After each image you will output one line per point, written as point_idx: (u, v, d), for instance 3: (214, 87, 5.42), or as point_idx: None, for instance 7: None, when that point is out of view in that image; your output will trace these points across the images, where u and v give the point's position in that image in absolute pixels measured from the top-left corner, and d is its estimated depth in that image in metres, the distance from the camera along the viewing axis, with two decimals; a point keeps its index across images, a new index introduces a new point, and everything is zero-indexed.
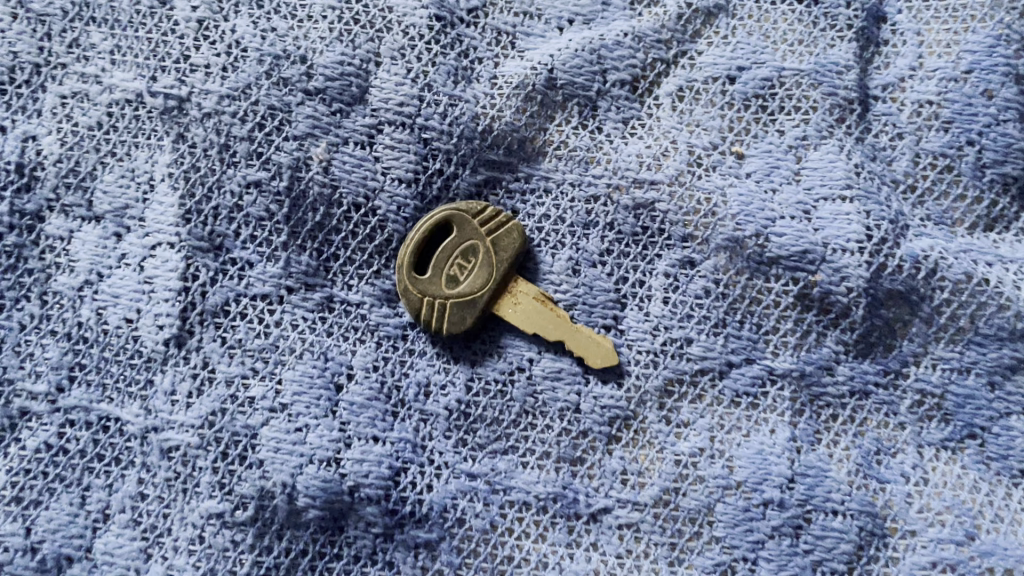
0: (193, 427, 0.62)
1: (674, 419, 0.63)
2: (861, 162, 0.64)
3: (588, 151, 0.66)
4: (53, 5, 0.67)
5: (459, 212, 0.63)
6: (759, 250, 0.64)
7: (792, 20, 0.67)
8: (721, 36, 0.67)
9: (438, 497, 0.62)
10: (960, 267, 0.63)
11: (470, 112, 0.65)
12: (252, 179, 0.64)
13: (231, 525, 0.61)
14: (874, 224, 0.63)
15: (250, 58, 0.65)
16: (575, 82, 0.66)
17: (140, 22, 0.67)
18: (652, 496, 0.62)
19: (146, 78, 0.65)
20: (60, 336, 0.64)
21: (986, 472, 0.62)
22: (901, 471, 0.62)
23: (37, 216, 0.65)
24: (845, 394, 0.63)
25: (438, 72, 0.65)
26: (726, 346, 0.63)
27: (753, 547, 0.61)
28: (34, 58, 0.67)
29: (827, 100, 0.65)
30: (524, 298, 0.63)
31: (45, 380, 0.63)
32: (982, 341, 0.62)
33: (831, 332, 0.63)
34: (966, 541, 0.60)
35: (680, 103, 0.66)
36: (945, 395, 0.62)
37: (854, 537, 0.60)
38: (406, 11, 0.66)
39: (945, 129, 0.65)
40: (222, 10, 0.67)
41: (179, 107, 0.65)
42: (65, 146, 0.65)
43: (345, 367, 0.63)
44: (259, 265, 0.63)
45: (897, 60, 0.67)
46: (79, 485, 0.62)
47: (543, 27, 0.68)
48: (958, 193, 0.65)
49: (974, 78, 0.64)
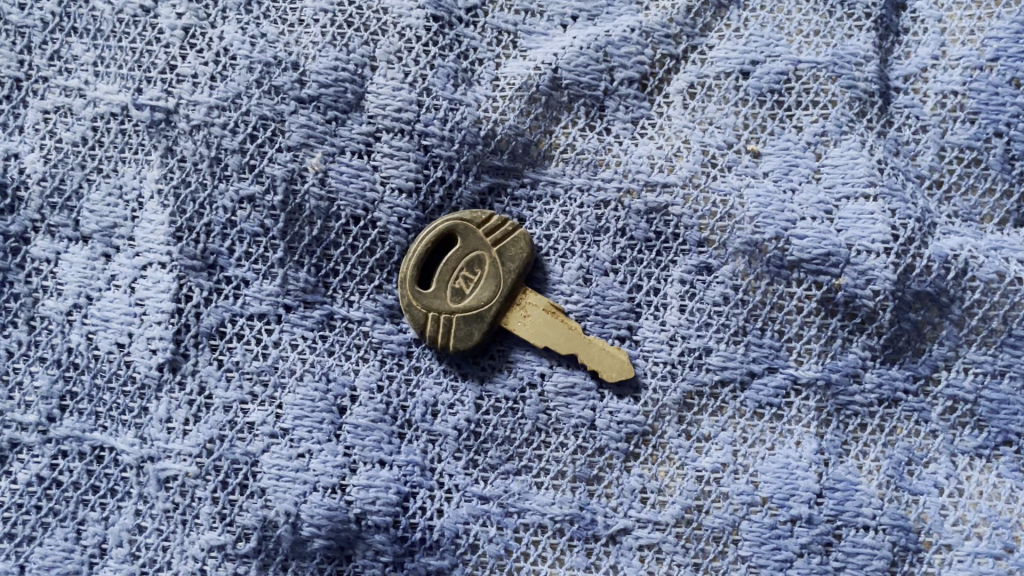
0: (190, 456, 0.58)
1: (694, 434, 0.60)
2: (884, 158, 0.61)
3: (597, 153, 0.63)
4: (32, 16, 0.64)
5: (463, 221, 0.60)
6: (780, 254, 0.60)
7: (808, 11, 0.64)
8: (734, 29, 0.64)
9: (449, 522, 0.59)
10: (992, 265, 0.60)
11: (472, 117, 0.62)
12: (245, 193, 0.60)
13: (233, 557, 0.58)
14: (900, 223, 0.60)
15: (240, 65, 0.62)
16: (580, 82, 0.63)
17: (122, 31, 0.63)
18: (674, 515, 0.59)
19: (131, 90, 0.62)
20: (49, 363, 0.60)
21: (1023, 480, 0.59)
22: (934, 482, 0.59)
23: (22, 238, 0.62)
24: (874, 402, 0.60)
25: (436, 75, 0.62)
26: (747, 355, 0.60)
27: (781, 566, 0.58)
28: (14, 73, 0.63)
29: (847, 93, 0.62)
30: (534, 311, 0.60)
31: (35, 410, 0.60)
32: (1016, 343, 0.60)
33: (857, 337, 0.60)
34: (1004, 555, 0.58)
35: (691, 100, 0.63)
36: (978, 401, 0.60)
37: (887, 554, 0.58)
38: (402, 12, 0.63)
39: (971, 120, 0.62)
40: (209, 16, 0.63)
41: (166, 119, 0.61)
42: (49, 164, 0.62)
43: (348, 388, 0.60)
44: (256, 283, 0.60)
45: (918, 49, 0.64)
46: (74, 519, 0.59)
47: (546, 24, 0.64)
48: (986, 187, 0.62)
49: (1001, 67, 0.62)
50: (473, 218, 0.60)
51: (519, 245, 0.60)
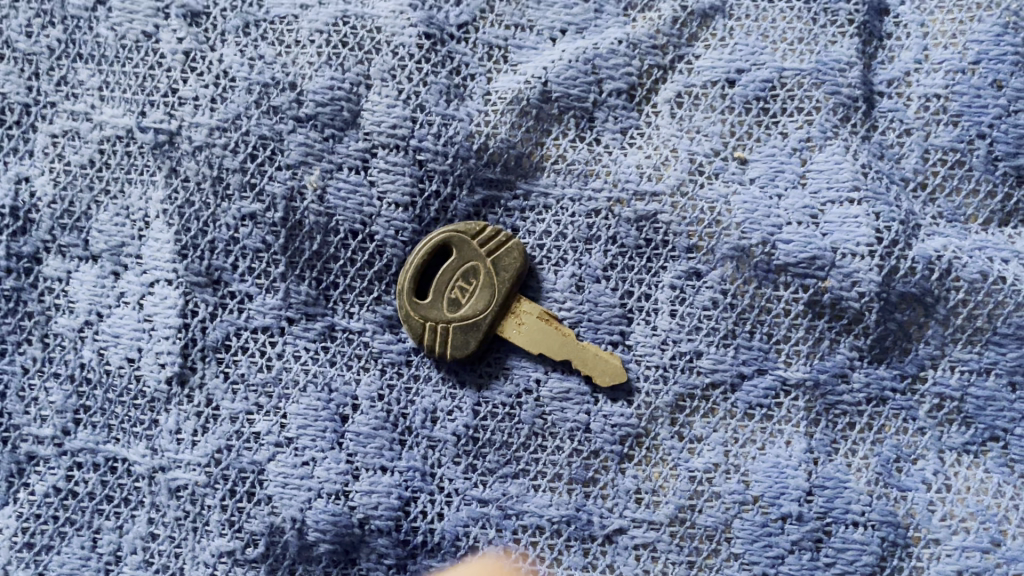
0: (199, 465, 0.61)
1: (686, 435, 0.62)
2: (868, 162, 0.63)
3: (587, 164, 0.64)
4: (39, 43, 0.66)
5: (458, 233, 0.62)
6: (767, 258, 0.62)
7: (791, 20, 0.65)
8: (719, 39, 0.66)
9: (449, 525, 0.61)
10: (976, 265, 0.61)
11: (464, 131, 0.64)
12: (247, 211, 0.63)
13: (242, 562, 0.60)
14: (884, 226, 0.61)
15: (239, 87, 0.64)
16: (569, 94, 0.65)
17: (126, 56, 0.65)
18: (668, 514, 0.61)
19: (135, 113, 0.64)
20: (63, 378, 0.63)
21: (1010, 475, 0.60)
22: (921, 478, 0.61)
23: (34, 259, 0.64)
24: (862, 401, 0.61)
25: (429, 91, 0.64)
26: (737, 357, 0.62)
27: (773, 562, 0.60)
28: (23, 98, 0.66)
29: (831, 99, 0.64)
30: (528, 318, 0.61)
31: (50, 424, 0.62)
32: (1001, 341, 0.61)
33: (844, 338, 0.62)
34: (992, 548, 0.59)
35: (679, 109, 0.65)
36: (964, 398, 0.61)
37: (876, 549, 0.59)
38: (395, 31, 0.65)
39: (954, 123, 0.63)
40: (209, 40, 0.65)
41: (169, 140, 0.64)
42: (58, 187, 0.64)
43: (350, 398, 0.62)
44: (258, 297, 0.62)
45: (902, 53, 0.65)
46: (91, 528, 0.62)
47: (536, 38, 0.66)
48: (970, 188, 0.63)
49: (983, 69, 0.63)
50: (467, 230, 0.62)
51: (512, 256, 0.62)
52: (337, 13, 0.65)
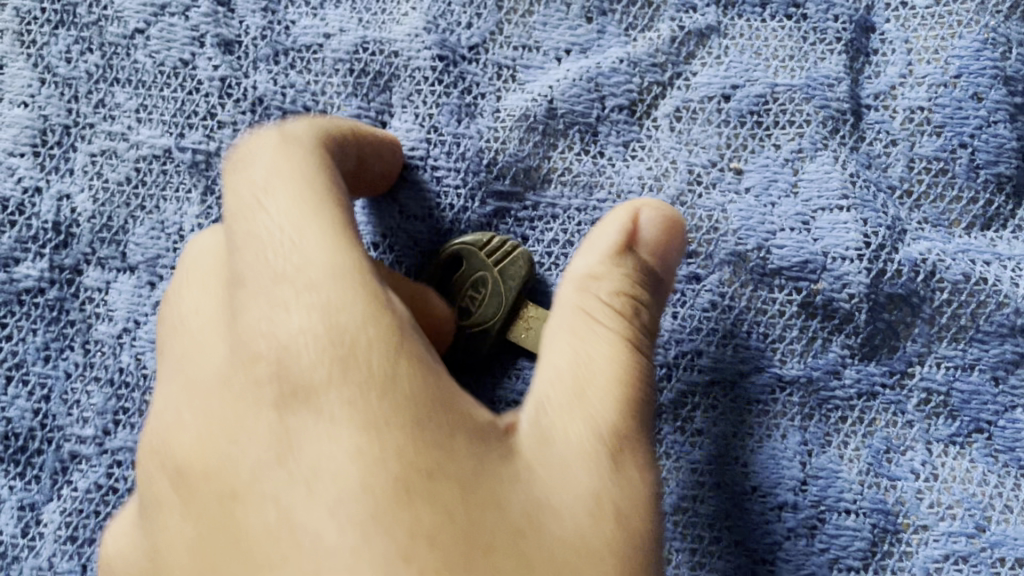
0: None
1: (689, 429, 0.65)
2: (857, 171, 0.67)
3: (591, 176, 0.68)
4: (79, 69, 0.71)
5: (467, 245, 0.66)
6: (761, 262, 0.66)
7: (783, 38, 0.70)
8: (715, 57, 0.70)
9: None
10: (958, 267, 0.66)
11: (474, 147, 0.69)
12: None
13: None
14: (872, 231, 0.66)
15: (273, 113, 0.69)
16: (574, 111, 0.69)
17: (161, 81, 0.70)
18: (672, 505, 0.64)
19: (174, 134, 0.69)
20: (103, 381, 0.67)
21: (995, 465, 0.64)
22: (911, 468, 0.64)
23: (75, 270, 0.68)
24: (853, 396, 0.65)
25: (442, 113, 0.69)
26: (736, 355, 0.66)
27: (770, 549, 0.63)
28: (64, 120, 0.70)
29: (820, 112, 0.68)
30: (536, 324, 0.65)
31: (92, 425, 0.66)
32: (984, 338, 0.65)
33: (836, 337, 0.65)
34: (977, 533, 0.63)
35: (677, 123, 0.69)
36: (950, 392, 0.65)
37: (867, 535, 0.63)
38: (411, 54, 0.70)
39: (937, 133, 0.67)
40: (242, 67, 0.70)
41: (204, 160, 0.69)
42: (98, 203, 0.69)
43: None
44: None
45: (888, 67, 0.69)
46: None
47: (542, 58, 0.70)
48: (954, 194, 0.67)
49: (963, 82, 0.67)
50: (476, 244, 0.66)
51: (518, 265, 0.65)
52: (359, 40, 0.70)
